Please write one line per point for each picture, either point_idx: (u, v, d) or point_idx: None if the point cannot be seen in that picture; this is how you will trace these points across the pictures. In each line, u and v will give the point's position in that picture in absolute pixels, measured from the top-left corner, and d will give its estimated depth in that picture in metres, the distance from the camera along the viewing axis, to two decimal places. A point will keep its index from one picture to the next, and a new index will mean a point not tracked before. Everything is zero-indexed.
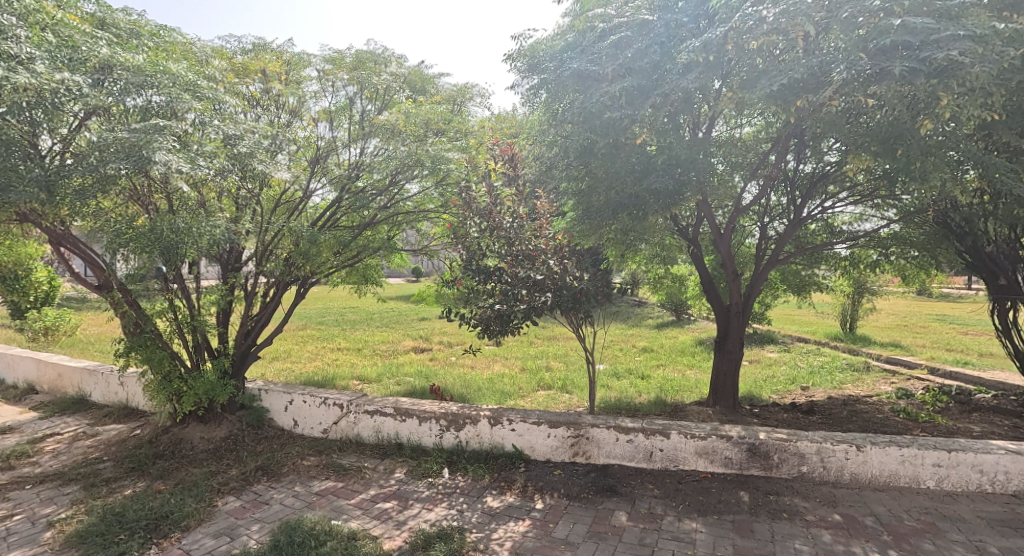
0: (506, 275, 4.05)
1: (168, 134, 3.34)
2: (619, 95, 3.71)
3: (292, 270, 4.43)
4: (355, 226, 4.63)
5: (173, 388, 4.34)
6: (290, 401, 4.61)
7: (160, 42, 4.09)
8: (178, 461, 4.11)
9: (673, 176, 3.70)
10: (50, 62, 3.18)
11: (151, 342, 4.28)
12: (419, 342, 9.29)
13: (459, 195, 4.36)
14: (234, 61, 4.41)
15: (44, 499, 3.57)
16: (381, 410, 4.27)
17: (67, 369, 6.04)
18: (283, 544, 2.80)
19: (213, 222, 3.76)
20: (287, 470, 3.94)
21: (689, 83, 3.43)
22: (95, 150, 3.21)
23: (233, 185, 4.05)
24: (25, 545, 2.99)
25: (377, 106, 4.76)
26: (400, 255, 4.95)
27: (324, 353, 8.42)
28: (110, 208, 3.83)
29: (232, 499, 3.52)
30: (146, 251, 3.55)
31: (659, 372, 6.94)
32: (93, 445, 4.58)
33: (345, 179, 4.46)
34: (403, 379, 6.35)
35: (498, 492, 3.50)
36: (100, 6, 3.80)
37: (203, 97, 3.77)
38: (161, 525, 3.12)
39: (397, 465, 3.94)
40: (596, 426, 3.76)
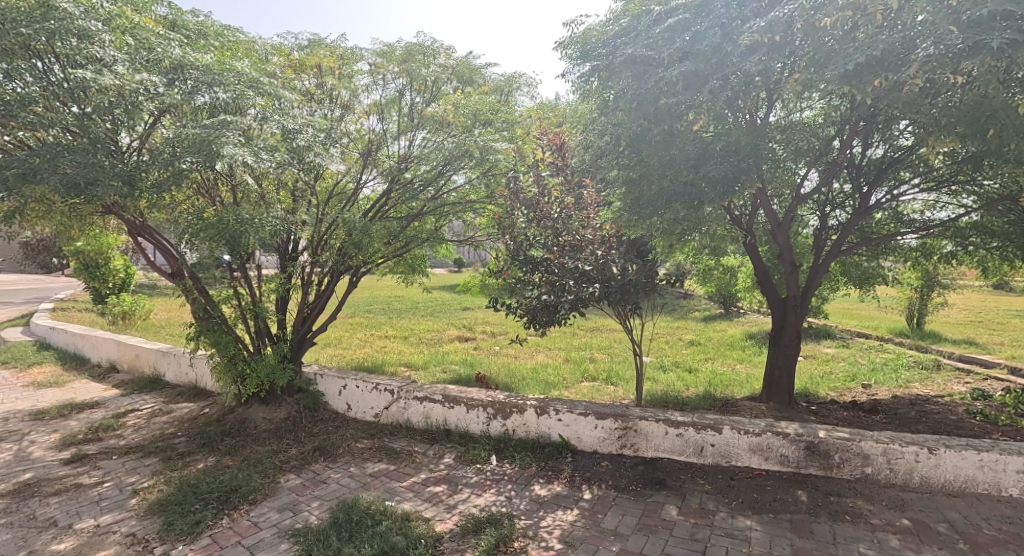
0: (554, 266, 4.06)
1: (235, 129, 3.51)
2: (675, 82, 3.61)
3: (345, 260, 4.57)
4: (404, 217, 4.74)
5: (237, 370, 4.63)
6: (343, 386, 4.80)
7: (224, 42, 4.31)
8: (243, 439, 4.36)
9: (732, 163, 3.55)
10: (130, 63, 3.46)
11: (218, 327, 4.57)
12: (463, 332, 9.42)
13: (507, 186, 4.36)
14: (291, 57, 4.56)
15: (128, 469, 3.87)
16: (429, 396, 4.37)
17: (143, 351, 6.49)
18: (342, 521, 2.93)
19: (273, 214, 3.98)
20: (342, 451, 4.11)
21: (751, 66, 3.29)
22: (170, 146, 3.43)
23: (291, 178, 4.21)
24: (114, 510, 3.26)
25: (425, 98, 4.82)
26: (446, 246, 4.99)
27: (373, 340, 8.68)
28: (182, 201, 4.08)
29: (293, 476, 3.70)
30: (214, 241, 3.77)
31: (708, 366, 6.76)
32: (167, 422, 4.92)
33: (395, 170, 4.59)
34: (449, 367, 6.46)
35: (546, 481, 3.53)
36: (171, 9, 4.03)
37: (265, 93, 3.94)
38: (231, 497, 3.32)
39: (446, 451, 4.03)
40: (644, 418, 3.71)
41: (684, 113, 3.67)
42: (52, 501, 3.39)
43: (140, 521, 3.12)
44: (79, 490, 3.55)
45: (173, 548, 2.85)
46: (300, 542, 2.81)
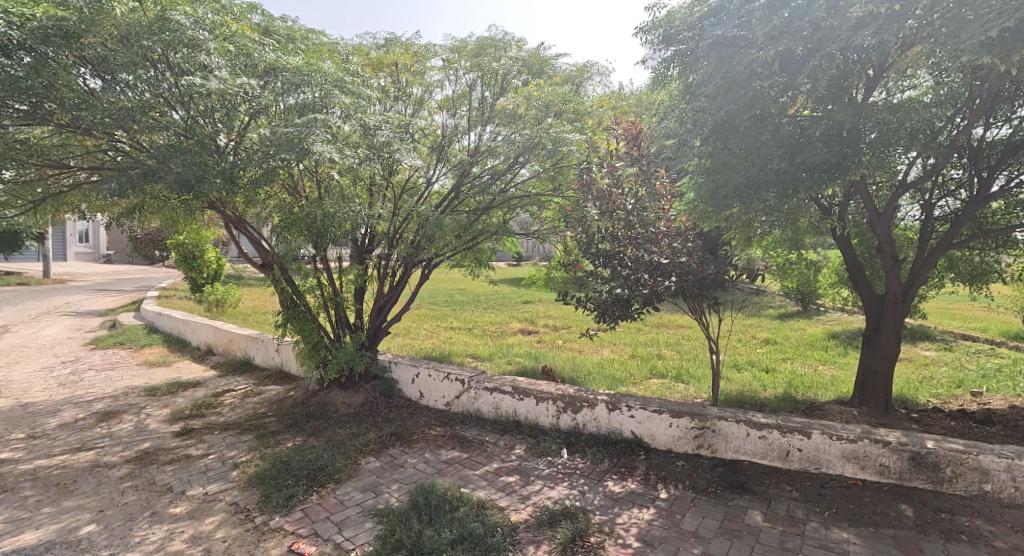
0: (628, 259, 3.92)
1: (323, 128, 3.69)
2: (771, 61, 3.39)
3: (419, 252, 4.69)
4: (473, 212, 4.75)
5: (320, 356, 4.89)
6: (416, 374, 4.96)
7: (309, 45, 4.55)
8: (326, 421, 4.60)
9: (835, 149, 3.26)
10: (230, 69, 3.74)
11: (303, 315, 4.87)
12: (526, 325, 9.44)
13: (578, 177, 4.30)
14: (370, 56, 4.74)
15: (228, 444, 4.21)
16: (500, 387, 4.42)
17: (236, 336, 7.01)
18: (421, 504, 3.02)
19: (352, 207, 4.11)
20: (417, 437, 4.24)
21: (863, 40, 3.02)
22: (264, 145, 3.65)
23: (368, 173, 4.35)
24: (219, 480, 3.55)
25: (494, 92, 4.82)
26: (513, 239, 4.91)
27: (438, 331, 8.89)
28: (272, 196, 4.35)
29: (373, 459, 3.87)
30: (302, 235, 3.99)
31: (787, 366, 6.38)
32: (258, 402, 5.29)
33: (465, 165, 4.68)
34: (514, 359, 6.49)
35: (619, 478, 3.47)
36: (264, 16, 4.31)
37: (350, 92, 4.13)
38: (319, 475, 3.52)
39: (516, 442, 4.06)
40: (723, 418, 3.56)
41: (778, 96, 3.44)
42: (166, 470, 3.74)
43: (241, 492, 3.39)
44: (188, 460, 3.90)
45: (270, 518, 3.06)
46: (383, 521, 2.93)
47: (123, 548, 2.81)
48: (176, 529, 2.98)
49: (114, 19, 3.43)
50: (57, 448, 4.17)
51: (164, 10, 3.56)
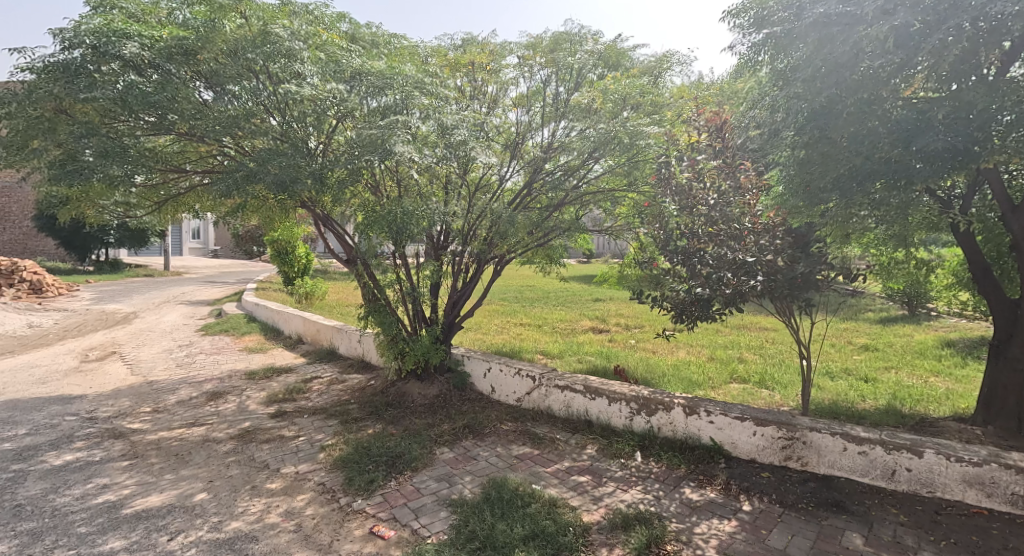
0: (709, 257, 3.72)
1: (404, 128, 3.80)
2: (884, 38, 3.03)
3: (491, 249, 4.72)
4: (546, 208, 4.70)
5: (398, 348, 5.07)
6: (488, 368, 5.03)
7: (392, 49, 4.73)
8: (403, 410, 4.77)
9: (963, 133, 2.88)
10: (321, 75, 3.96)
11: (383, 308, 5.08)
12: (597, 323, 9.29)
13: (656, 171, 4.10)
14: (447, 57, 4.83)
15: (316, 427, 4.48)
16: (571, 385, 4.37)
17: (323, 326, 7.46)
18: (494, 499, 3.05)
19: (429, 205, 4.22)
20: (489, 431, 4.29)
21: None
22: (352, 146, 3.83)
23: (444, 171, 4.44)
24: (308, 461, 3.79)
25: (568, 87, 4.75)
26: (586, 235, 4.80)
27: (509, 327, 8.95)
28: (356, 195, 4.57)
29: (447, 450, 3.96)
30: (383, 232, 4.15)
31: (888, 375, 5.80)
32: (342, 389, 5.59)
33: (539, 161, 4.66)
34: (585, 357, 6.39)
35: (697, 485, 3.32)
36: (351, 24, 4.53)
37: (428, 93, 4.24)
38: (397, 462, 3.66)
39: (588, 442, 3.99)
40: (815, 430, 3.29)
41: (892, 76, 3.10)
42: (263, 448, 4.04)
43: (328, 473, 3.59)
44: (282, 440, 4.19)
45: (353, 500, 3.21)
46: (457, 512, 2.99)
47: (227, 516, 3.06)
48: (272, 503, 3.21)
49: (224, 35, 3.71)
50: (174, 422, 4.65)
51: (266, 25, 3.84)
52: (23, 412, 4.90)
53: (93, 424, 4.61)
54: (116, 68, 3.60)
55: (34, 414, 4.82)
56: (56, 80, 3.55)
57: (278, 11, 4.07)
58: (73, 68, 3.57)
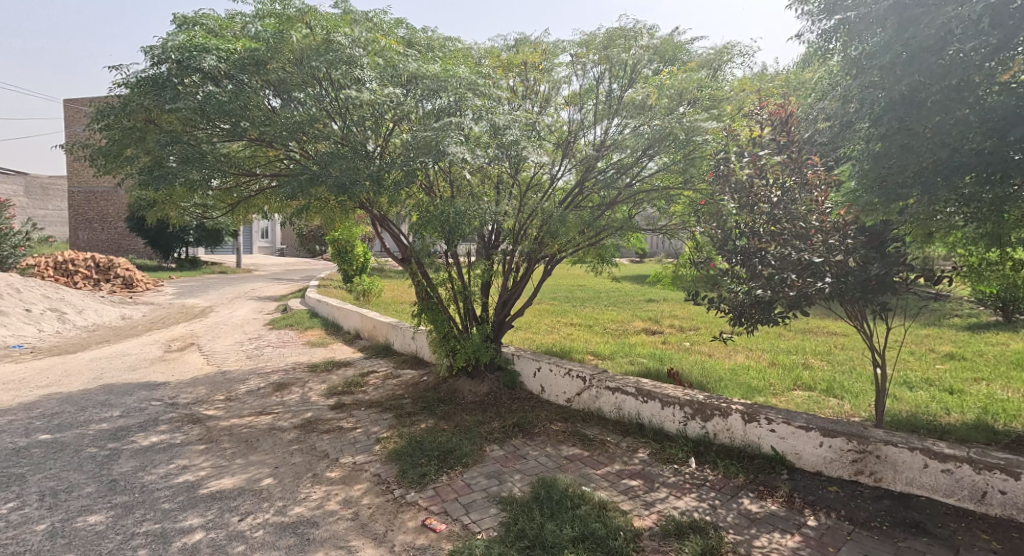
0: (771, 258, 3.55)
1: (457, 130, 3.86)
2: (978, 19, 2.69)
3: (542, 248, 4.70)
4: (598, 206, 4.62)
5: (449, 345, 5.16)
6: (538, 368, 5.04)
7: (447, 52, 4.81)
8: (454, 406, 4.85)
9: None
10: (379, 80, 4.08)
11: (435, 306, 5.19)
12: (650, 325, 9.08)
13: (714, 168, 4.06)
14: (501, 58, 4.85)
15: (372, 420, 4.63)
16: (623, 388, 4.30)
17: (379, 323, 7.71)
18: (543, 499, 3.05)
19: (480, 205, 4.25)
20: (539, 430, 4.29)
21: None
22: (407, 148, 3.93)
23: (496, 171, 4.47)
24: (365, 452, 3.93)
25: (622, 84, 4.68)
26: (638, 235, 4.77)
27: (560, 327, 8.90)
28: (411, 196, 4.68)
29: (497, 447, 4.00)
30: (436, 231, 4.23)
31: (977, 387, 5.32)
32: (397, 384, 5.75)
33: (591, 159, 4.60)
34: (637, 359, 6.26)
35: (757, 496, 3.18)
36: (408, 29, 4.66)
37: (481, 94, 4.29)
38: (448, 457, 3.73)
39: (640, 445, 3.92)
40: (890, 444, 3.09)
41: (986, 60, 2.73)
42: (323, 438, 4.22)
43: (383, 465, 3.70)
44: (340, 431, 4.36)
45: (407, 492, 3.30)
46: (507, 509, 3.01)
47: (291, 501, 3.22)
48: (332, 491, 3.35)
49: (291, 45, 3.90)
50: (245, 410, 4.94)
51: (330, 34, 4.01)
52: (116, 395, 5.36)
53: (174, 409, 4.98)
54: (196, 80, 3.87)
55: (125, 398, 5.26)
56: (147, 93, 3.85)
57: (340, 20, 4.25)
58: (160, 81, 3.85)
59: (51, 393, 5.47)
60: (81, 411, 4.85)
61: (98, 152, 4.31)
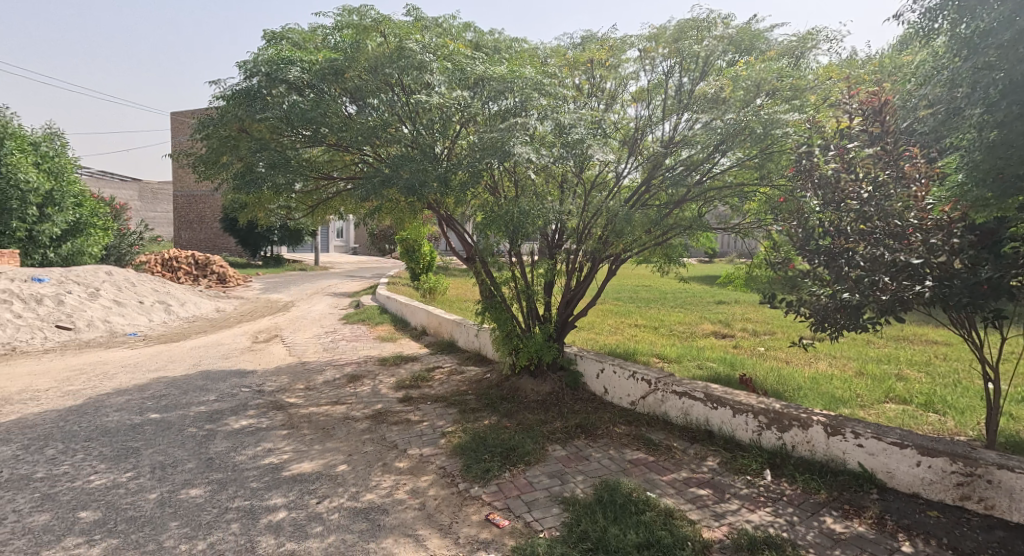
0: (860, 259, 3.24)
1: (522, 131, 3.88)
2: None
3: (606, 248, 4.58)
4: (667, 205, 4.49)
5: (512, 343, 5.22)
6: (601, 369, 5.00)
7: (513, 53, 4.87)
8: (517, 404, 4.92)
9: None
10: (447, 84, 4.19)
11: (498, 304, 5.27)
12: (721, 328, 8.72)
13: (795, 163, 3.73)
14: (567, 56, 4.84)
15: (437, 414, 4.79)
16: (691, 393, 4.18)
17: (444, 320, 7.93)
18: (606, 502, 3.03)
19: (545, 204, 4.25)
20: (602, 432, 4.26)
21: None
22: (474, 150, 4.02)
23: (560, 170, 4.47)
24: (431, 445, 4.07)
25: (693, 77, 4.53)
26: (707, 235, 4.64)
27: (625, 328, 8.75)
28: (477, 196, 4.78)
29: (559, 447, 4.01)
30: (501, 231, 4.29)
31: None
32: (461, 380, 5.90)
33: (660, 155, 4.47)
34: (706, 363, 6.05)
35: (841, 515, 2.99)
36: (476, 32, 4.75)
37: (547, 93, 4.30)
38: (511, 454, 3.78)
39: (709, 453, 3.79)
40: (1004, 468, 2.79)
41: None
42: (393, 429, 4.41)
43: (448, 458, 3.82)
44: (408, 424, 4.54)
45: (471, 487, 3.39)
46: (569, 510, 3.02)
47: (363, 488, 3.39)
48: (401, 480, 3.50)
49: (366, 54, 4.10)
50: (322, 399, 5.26)
51: (402, 41, 4.18)
52: (211, 381, 5.87)
53: (260, 395, 5.38)
54: (283, 90, 4.16)
55: (219, 384, 5.75)
56: (240, 105, 4.18)
57: (412, 27, 4.41)
58: (252, 93, 4.15)
59: (158, 377, 6.08)
60: (184, 394, 5.36)
61: (198, 160, 4.74)
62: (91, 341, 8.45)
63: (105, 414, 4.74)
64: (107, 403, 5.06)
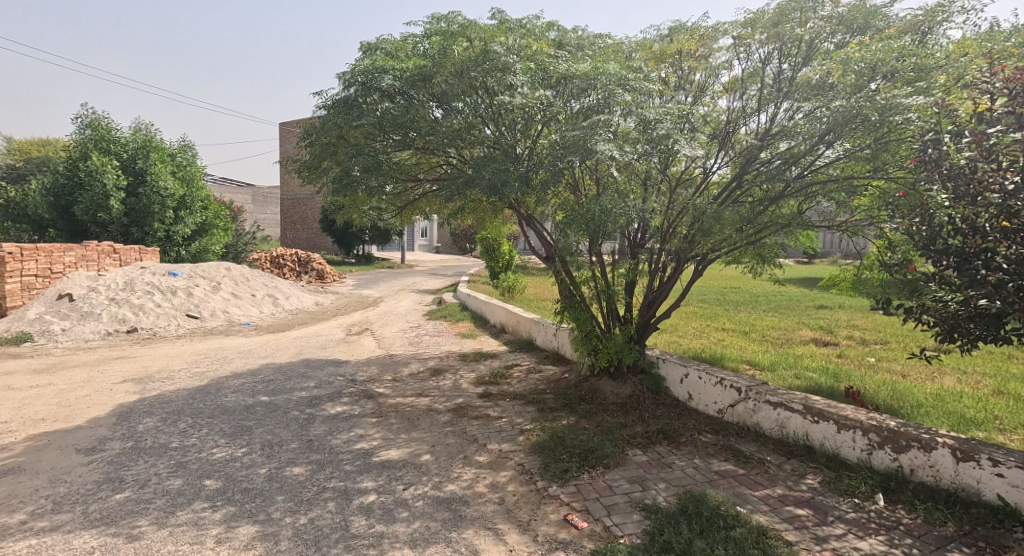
0: (1000, 260, 2.67)
1: (606, 128, 3.81)
2: None
3: (692, 247, 4.37)
4: (762, 201, 4.21)
5: (591, 344, 5.15)
6: (686, 374, 4.80)
7: (597, 49, 4.81)
8: (596, 406, 4.85)
9: None
10: (530, 84, 4.24)
11: (577, 304, 5.22)
12: (821, 335, 8.05)
13: (917, 152, 3.11)
14: (653, 49, 4.71)
15: (516, 411, 4.83)
16: (787, 404, 3.90)
17: (523, 318, 7.99)
18: (691, 513, 2.90)
19: (627, 202, 4.14)
20: (686, 440, 4.08)
21: None
22: (555, 149, 4.01)
23: (644, 167, 4.34)
24: (510, 441, 4.11)
25: (795, 63, 4.23)
26: (808, 234, 4.30)
27: (711, 332, 8.35)
28: (558, 195, 4.77)
29: (640, 452, 3.90)
30: (581, 230, 4.24)
31: None
32: (539, 379, 5.91)
33: (755, 149, 4.19)
34: (804, 372, 5.61)
35: (970, 552, 2.64)
36: (559, 31, 4.75)
37: (631, 89, 4.19)
38: (590, 456, 3.73)
39: (808, 471, 3.51)
40: None
41: None
42: (473, 423, 4.51)
43: (527, 456, 3.85)
44: (488, 419, 4.63)
45: (549, 486, 3.39)
46: (652, 518, 2.93)
47: (446, 478, 3.50)
48: (481, 474, 3.57)
49: (453, 59, 4.23)
50: (407, 390, 5.49)
51: (487, 45, 4.28)
52: (310, 369, 6.33)
53: (353, 384, 5.72)
54: (377, 98, 4.41)
55: (317, 372, 6.19)
56: (338, 113, 4.48)
57: (496, 30, 4.51)
58: (349, 102, 4.46)
59: (266, 363, 6.66)
60: (287, 379, 5.83)
61: (302, 165, 5.13)
62: (213, 329, 9.45)
63: (223, 394, 5.26)
64: (225, 385, 5.62)
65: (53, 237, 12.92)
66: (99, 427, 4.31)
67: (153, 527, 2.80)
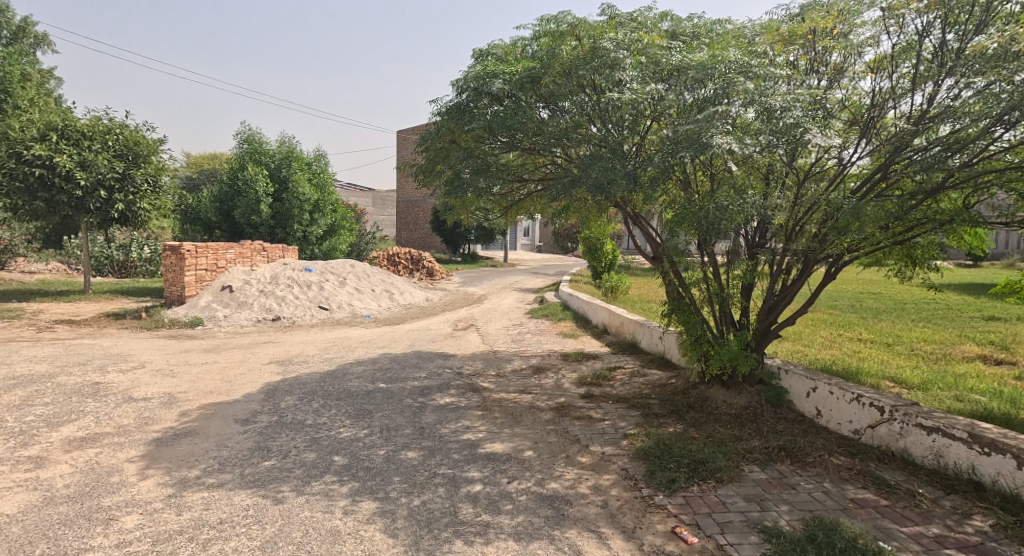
0: None
1: (724, 119, 3.50)
2: None
3: (823, 248, 3.92)
4: (915, 194, 3.64)
5: (702, 349, 4.83)
6: (814, 388, 4.34)
7: (715, 36, 4.51)
8: (706, 415, 4.54)
9: None
10: (640, 78, 4.06)
11: (686, 307, 4.91)
12: (987, 352, 6.86)
13: None
14: (781, 31, 4.30)
15: (619, 414, 4.68)
16: (947, 430, 3.36)
17: (626, 320, 7.75)
18: (821, 542, 2.59)
19: (747, 197, 3.81)
20: (813, 461, 3.68)
21: None
22: (667, 144, 3.81)
23: (766, 160, 3.99)
24: (613, 445, 3.99)
25: (962, 35, 3.63)
26: (975, 233, 3.67)
27: (843, 342, 7.48)
28: (669, 192, 4.55)
29: (757, 469, 3.58)
30: (694, 228, 3.99)
31: None
32: (643, 383, 5.68)
33: (907, 135, 3.64)
34: (966, 394, 4.81)
35: None
36: (672, 21, 4.52)
37: (755, 76, 3.84)
38: (701, 468, 3.49)
39: (974, 511, 2.99)
40: None
41: None
42: (575, 423, 4.44)
43: (631, 461, 3.70)
44: (591, 420, 4.53)
45: (655, 494, 3.22)
46: (773, 541, 2.66)
47: (548, 476, 3.47)
48: (583, 475, 3.49)
49: (561, 59, 4.20)
50: (510, 386, 5.56)
51: (597, 41, 4.19)
52: (422, 360, 6.66)
53: (460, 377, 5.92)
54: (488, 101, 4.51)
55: (428, 364, 6.50)
56: (452, 118, 4.65)
57: (606, 26, 4.40)
58: (462, 106, 4.61)
59: (383, 353, 7.12)
60: (402, 369, 6.19)
61: (417, 168, 5.38)
62: (341, 319, 10.31)
63: (348, 379, 5.71)
64: (349, 371, 6.10)
65: (216, 236, 14.93)
66: (249, 401, 4.87)
67: (293, 493, 3.08)
